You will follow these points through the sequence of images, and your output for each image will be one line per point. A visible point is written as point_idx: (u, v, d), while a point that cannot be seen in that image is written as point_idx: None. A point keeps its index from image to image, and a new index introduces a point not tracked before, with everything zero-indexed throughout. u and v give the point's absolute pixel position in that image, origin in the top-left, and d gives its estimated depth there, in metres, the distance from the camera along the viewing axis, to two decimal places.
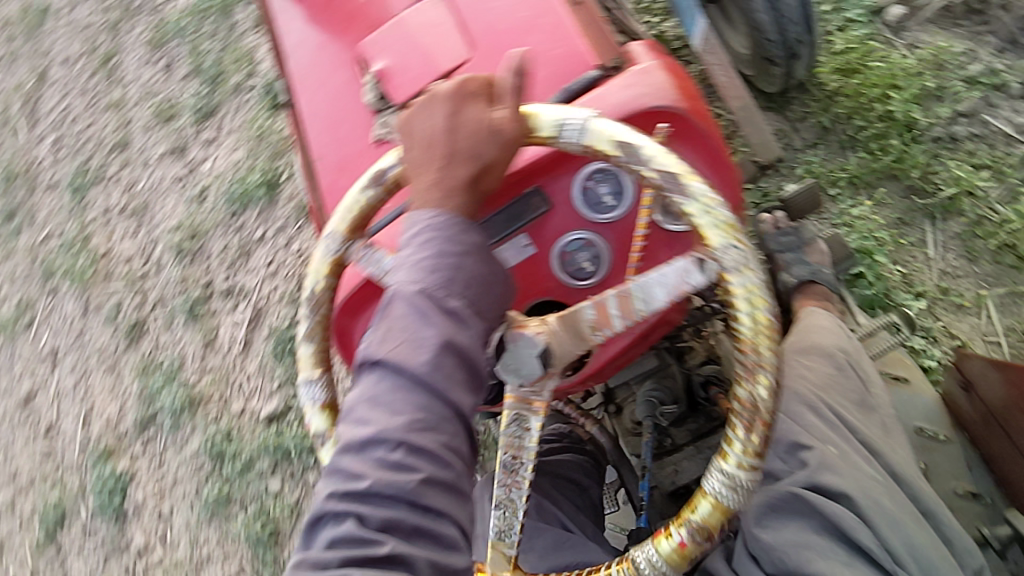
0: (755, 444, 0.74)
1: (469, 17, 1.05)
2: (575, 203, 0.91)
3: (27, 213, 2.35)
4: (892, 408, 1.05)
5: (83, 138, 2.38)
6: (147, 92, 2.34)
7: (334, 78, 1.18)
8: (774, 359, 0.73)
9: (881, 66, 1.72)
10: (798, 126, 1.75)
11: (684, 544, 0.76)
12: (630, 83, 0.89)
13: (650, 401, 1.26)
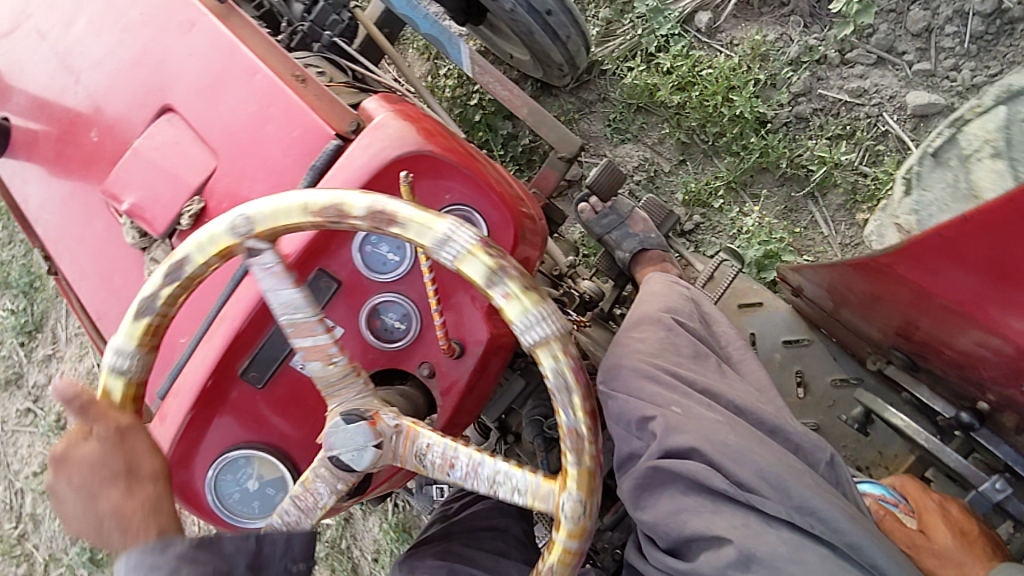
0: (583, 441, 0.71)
1: (203, 124, 1.01)
2: (364, 271, 0.91)
3: None
4: (738, 357, 1.19)
5: None
6: None
7: (88, 225, 1.10)
8: (567, 359, 0.70)
9: (711, 72, 1.73)
10: (660, 149, 1.81)
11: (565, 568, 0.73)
12: (371, 142, 0.90)
13: (536, 421, 1.24)
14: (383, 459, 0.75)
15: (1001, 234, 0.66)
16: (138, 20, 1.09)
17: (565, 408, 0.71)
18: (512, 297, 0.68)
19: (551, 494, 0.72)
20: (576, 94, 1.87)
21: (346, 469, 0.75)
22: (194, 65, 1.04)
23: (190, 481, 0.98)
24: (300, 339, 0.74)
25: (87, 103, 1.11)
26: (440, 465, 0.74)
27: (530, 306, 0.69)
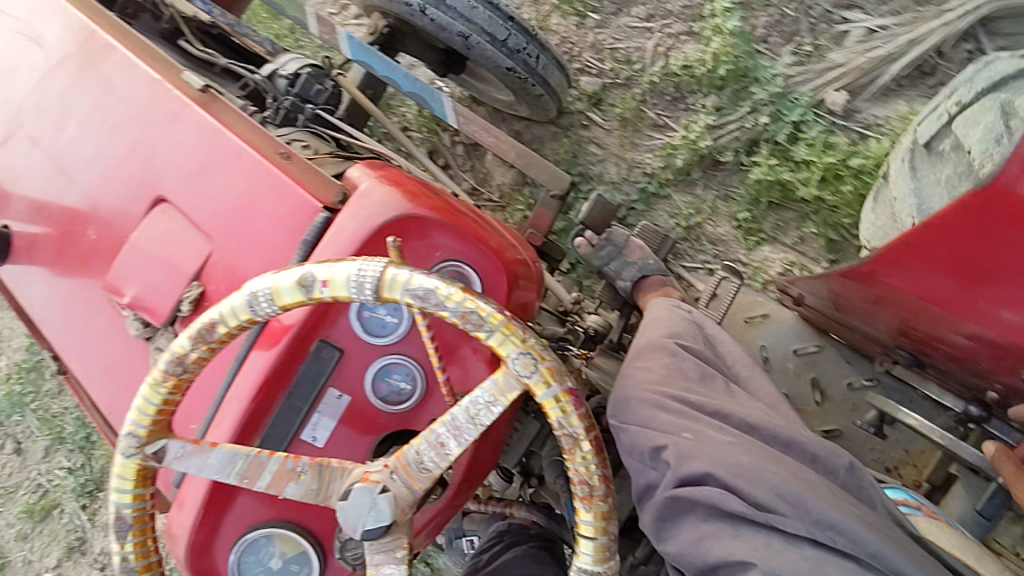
0: (578, 419, 0.76)
1: (193, 210, 1.04)
2: (363, 338, 0.91)
3: None
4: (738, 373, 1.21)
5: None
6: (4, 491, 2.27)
7: (92, 321, 1.12)
8: (528, 339, 0.76)
9: (863, 161, 1.64)
10: (801, 249, 1.74)
11: (605, 547, 0.77)
12: (358, 210, 0.92)
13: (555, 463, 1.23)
14: (403, 498, 0.78)
15: (953, 232, 0.73)
16: (124, 117, 1.13)
17: (444, 306, 0.75)
18: (324, 278, 0.76)
19: (504, 374, 0.76)
20: (691, 193, 1.82)
21: (385, 531, 0.77)
22: (181, 154, 1.08)
23: (213, 565, 0.98)
24: (260, 481, 0.81)
25: (83, 202, 1.15)
26: (436, 452, 0.79)
27: (345, 272, 0.76)
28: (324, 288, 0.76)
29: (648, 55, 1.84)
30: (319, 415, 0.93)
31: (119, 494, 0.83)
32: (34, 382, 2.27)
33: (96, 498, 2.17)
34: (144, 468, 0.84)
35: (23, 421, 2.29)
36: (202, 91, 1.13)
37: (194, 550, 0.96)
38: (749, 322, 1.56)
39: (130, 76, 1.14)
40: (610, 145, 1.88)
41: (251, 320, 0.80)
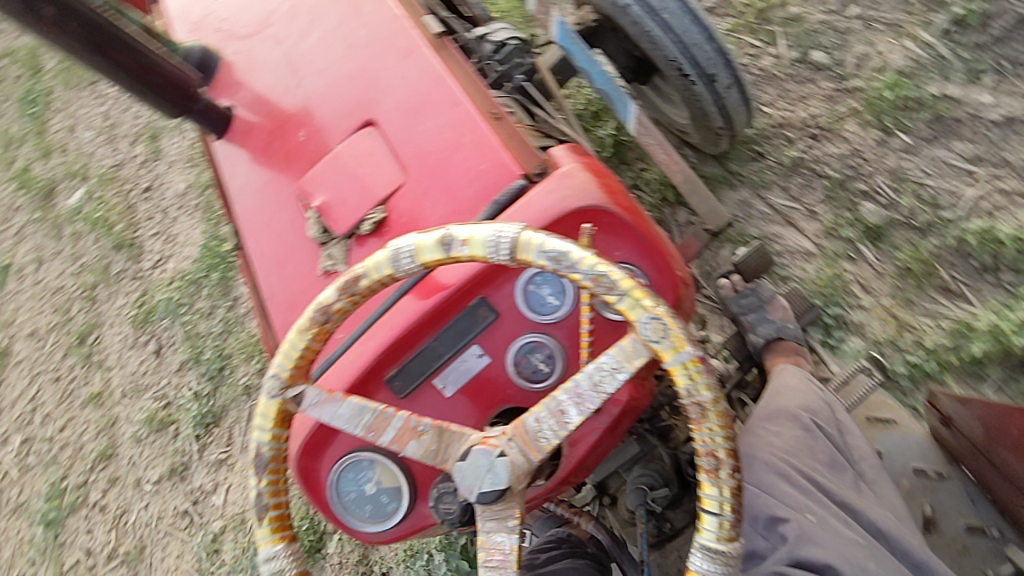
0: (706, 390, 0.72)
1: (399, 141, 1.10)
2: (520, 309, 0.93)
3: (61, 483, 2.40)
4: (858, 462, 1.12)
5: (99, 410, 2.44)
6: (136, 386, 2.40)
7: (277, 213, 1.22)
8: (661, 304, 0.73)
9: None
10: None
11: (732, 529, 0.72)
12: (554, 187, 0.93)
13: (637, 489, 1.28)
14: (519, 467, 0.79)
15: None
16: (363, 41, 1.23)
17: (577, 269, 0.74)
18: (464, 237, 0.76)
19: (634, 340, 0.74)
20: (978, 390, 1.49)
21: (499, 498, 0.78)
22: (404, 88, 1.15)
23: (318, 472, 1.03)
24: (385, 436, 0.84)
25: (302, 107, 1.26)
26: (556, 418, 0.78)
27: (481, 233, 0.76)
28: (462, 248, 0.77)
29: (964, 207, 1.59)
30: (455, 367, 0.95)
31: (261, 433, 0.86)
32: (190, 296, 2.41)
33: (209, 432, 2.26)
34: (283, 410, 0.86)
35: (170, 327, 2.43)
36: (438, 38, 1.20)
37: (305, 449, 1.01)
38: (870, 410, 1.48)
39: (379, 7, 1.24)
40: (881, 294, 1.61)
41: (392, 276, 0.81)
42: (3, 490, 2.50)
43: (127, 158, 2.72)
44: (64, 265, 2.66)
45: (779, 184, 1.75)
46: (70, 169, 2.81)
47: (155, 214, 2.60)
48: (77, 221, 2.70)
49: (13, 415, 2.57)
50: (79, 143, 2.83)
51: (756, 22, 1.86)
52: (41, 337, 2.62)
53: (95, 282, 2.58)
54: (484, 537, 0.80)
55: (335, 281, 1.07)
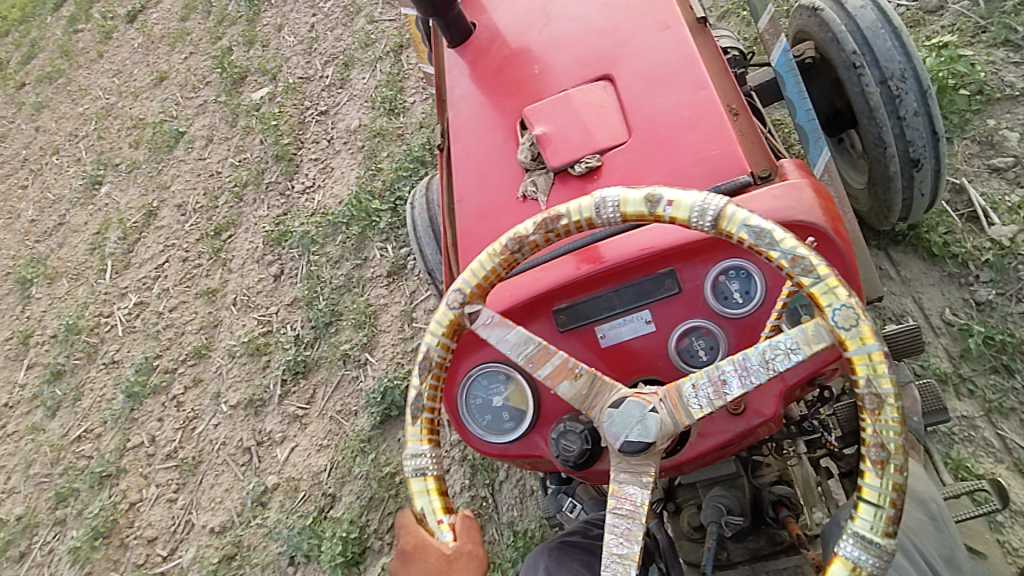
0: (893, 465, 0.69)
1: (631, 103, 1.15)
2: (706, 293, 0.95)
3: (152, 352, 2.52)
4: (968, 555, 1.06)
5: (207, 305, 2.55)
6: (245, 303, 2.48)
7: (490, 132, 1.29)
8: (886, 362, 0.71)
9: None
10: None
11: None
12: (782, 196, 0.94)
13: (716, 507, 1.26)
14: (667, 427, 0.81)
15: None
16: (624, 4, 1.29)
17: (775, 248, 0.76)
18: (671, 199, 0.79)
19: (819, 326, 0.75)
20: None
21: (640, 451, 0.80)
22: (651, 57, 1.18)
23: (456, 372, 1.11)
24: (542, 369, 0.87)
25: (542, 44, 1.33)
26: (713, 383, 0.79)
27: (690, 197, 0.79)
28: (670, 208, 0.80)
29: None
30: (620, 324, 0.99)
31: (433, 339, 0.92)
32: (326, 236, 2.46)
33: (296, 380, 2.24)
34: (456, 322, 0.91)
35: (296, 258, 2.48)
36: (698, 22, 1.23)
37: (461, 344, 1.09)
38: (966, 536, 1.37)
39: None
40: None
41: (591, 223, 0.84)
42: (103, 341, 2.67)
43: (317, 75, 2.88)
44: (228, 153, 2.89)
45: (1021, 411, 1.56)
46: (264, 68, 3.01)
47: (321, 139, 2.73)
48: (252, 116, 2.92)
49: (138, 274, 2.78)
50: (280, 44, 3.07)
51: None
52: (188, 215, 2.82)
53: (247, 181, 2.75)
54: (615, 489, 0.82)
55: (530, 207, 1.14)
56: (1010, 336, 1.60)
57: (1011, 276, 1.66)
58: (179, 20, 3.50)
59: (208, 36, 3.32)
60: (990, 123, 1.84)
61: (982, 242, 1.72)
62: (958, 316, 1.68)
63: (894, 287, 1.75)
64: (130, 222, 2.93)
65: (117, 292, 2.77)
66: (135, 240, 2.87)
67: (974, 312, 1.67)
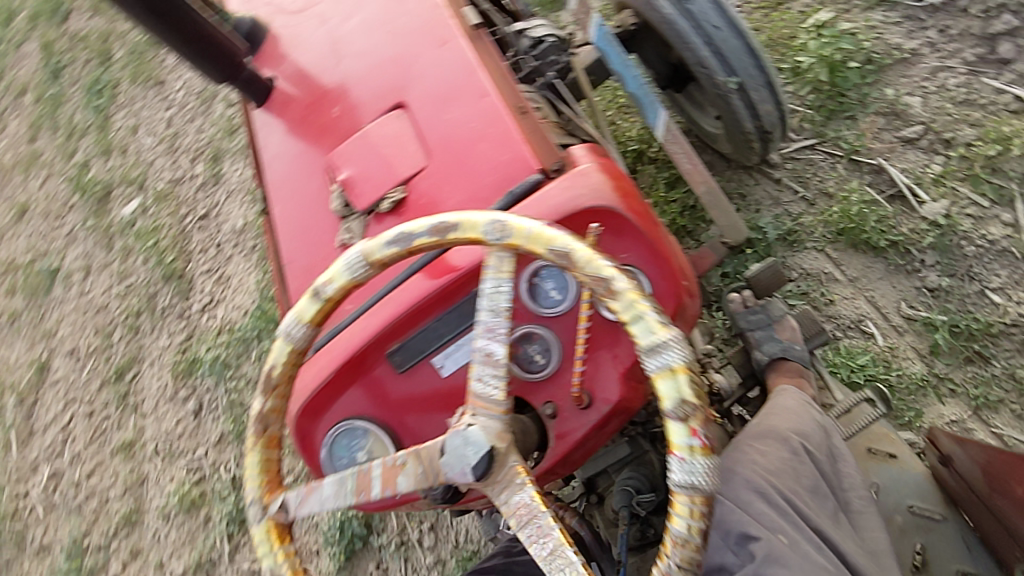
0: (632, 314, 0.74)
1: (427, 127, 1.14)
2: (522, 299, 0.95)
3: (86, 526, 2.40)
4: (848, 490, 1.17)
5: (129, 462, 2.41)
6: (167, 453, 2.37)
7: (305, 183, 1.26)
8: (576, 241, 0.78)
9: None
10: None
11: (693, 458, 0.71)
12: (570, 186, 0.95)
13: (626, 491, 1.27)
14: (490, 433, 0.82)
15: None
16: (406, 26, 1.27)
17: (418, 236, 0.84)
18: (327, 277, 0.87)
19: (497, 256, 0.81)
20: None
21: (490, 462, 0.80)
22: (437, 76, 1.18)
23: (312, 438, 1.06)
24: (373, 490, 0.86)
25: (340, 82, 1.29)
26: (484, 358, 0.83)
27: (337, 265, 0.87)
28: (328, 288, 0.87)
29: None
30: (454, 349, 1.00)
31: (272, 562, 0.89)
32: (238, 356, 2.37)
33: (244, 531, 2.21)
34: (278, 527, 0.91)
35: (212, 387, 2.38)
36: (473, 28, 1.24)
37: (303, 414, 1.04)
38: (871, 442, 1.51)
39: None
40: None
41: (298, 354, 0.89)
42: (27, 526, 2.48)
43: (187, 175, 2.74)
44: (111, 281, 2.69)
45: (1007, 403, 1.56)
46: (127, 177, 2.85)
47: (208, 246, 2.61)
48: (128, 235, 2.75)
49: (43, 447, 2.56)
50: (139, 147, 2.89)
51: (985, 174, 1.67)
52: (81, 361, 2.62)
53: (140, 309, 2.60)
54: (510, 513, 0.81)
55: None
56: (975, 322, 1.60)
57: (958, 255, 1.65)
58: (28, 141, 3.20)
59: (60, 153, 3.06)
60: (889, 92, 1.79)
61: (918, 223, 1.69)
62: (916, 308, 1.66)
63: (844, 291, 1.71)
64: (23, 382, 2.69)
65: (26, 467, 2.56)
66: (32, 403, 2.64)
67: (930, 299, 1.65)
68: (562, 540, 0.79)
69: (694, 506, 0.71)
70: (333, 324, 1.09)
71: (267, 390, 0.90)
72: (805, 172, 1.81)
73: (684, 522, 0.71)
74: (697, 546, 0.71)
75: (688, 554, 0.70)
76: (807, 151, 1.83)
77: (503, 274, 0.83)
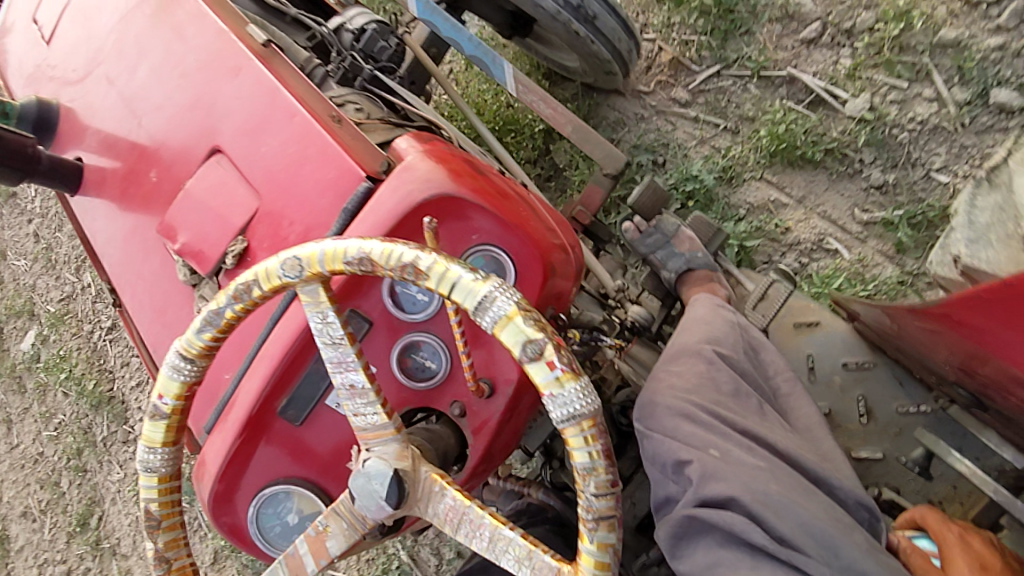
0: (456, 292, 0.68)
1: (246, 164, 1.06)
2: (391, 311, 0.92)
3: None
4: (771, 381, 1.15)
5: None
6: None
7: (146, 260, 1.17)
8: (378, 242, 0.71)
9: None
10: None
11: (569, 408, 0.67)
12: (400, 184, 0.91)
13: None
14: (387, 458, 0.77)
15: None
16: (195, 65, 1.18)
17: (226, 309, 0.75)
18: (157, 394, 0.79)
19: (308, 292, 0.74)
20: None
21: (400, 485, 0.76)
22: (240, 108, 1.10)
23: (237, 521, 1.00)
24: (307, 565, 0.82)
25: (149, 145, 1.19)
26: (347, 391, 0.76)
27: (161, 378, 0.79)
28: (166, 403, 0.79)
29: None
30: None
31: None
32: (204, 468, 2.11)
33: None
34: None
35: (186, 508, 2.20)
36: (264, 46, 1.16)
37: (217, 498, 0.98)
38: (797, 317, 1.45)
39: (201, 27, 1.20)
40: None
41: (166, 478, 0.81)
42: None
43: (76, 288, 2.48)
44: (38, 426, 2.48)
45: None
46: (12, 309, 2.59)
47: (129, 358, 2.37)
48: (38, 372, 2.51)
49: None
50: (15, 272, 2.63)
51: (895, 55, 1.62)
52: (40, 520, 2.44)
53: (79, 448, 2.39)
54: (443, 521, 0.78)
55: None
56: (931, 209, 1.58)
57: (894, 146, 1.62)
58: None
59: None
60: None
61: (846, 125, 1.66)
62: (870, 211, 1.65)
63: (797, 215, 1.70)
64: None
65: None
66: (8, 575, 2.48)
67: (880, 197, 1.64)
68: (495, 524, 0.75)
69: (586, 433, 0.68)
70: (216, 399, 1.02)
71: (152, 527, 0.81)
72: (719, 102, 1.78)
73: (585, 451, 0.68)
74: (606, 468, 0.69)
75: (601, 479, 0.69)
76: (715, 79, 1.78)
77: (324, 304, 0.75)
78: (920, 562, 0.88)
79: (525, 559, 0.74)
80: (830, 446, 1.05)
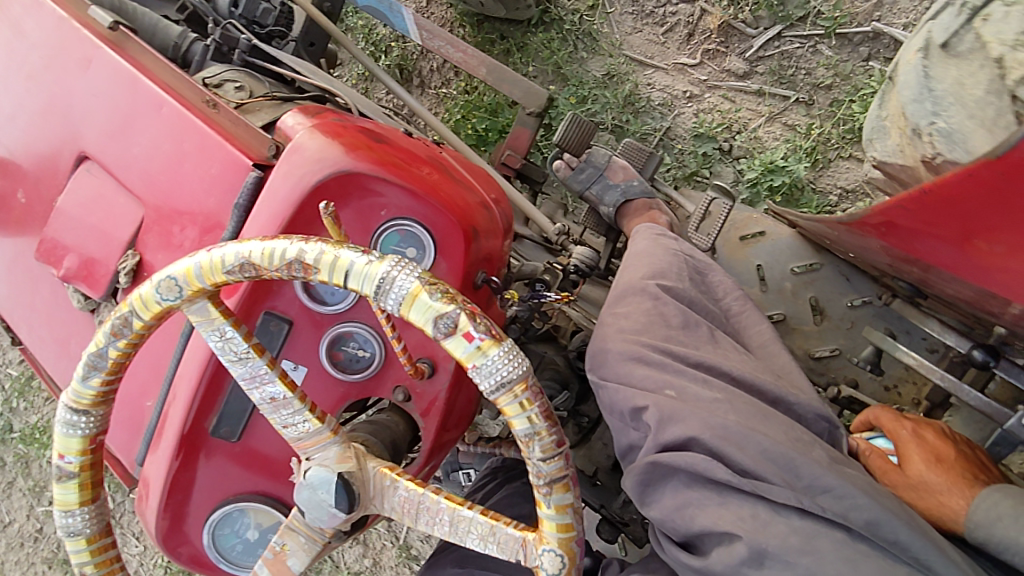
0: (356, 280, 0.60)
1: (121, 169, 0.95)
2: (310, 307, 0.86)
3: None
4: (723, 302, 1.12)
5: None
6: None
7: (36, 291, 1.06)
8: (258, 242, 0.62)
9: None
10: None
11: (492, 371, 0.60)
12: (291, 168, 0.82)
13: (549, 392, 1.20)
14: (328, 462, 0.70)
15: (957, 203, 0.68)
16: (39, 63, 1.04)
17: (109, 347, 0.68)
18: (57, 453, 0.71)
19: (194, 312, 0.66)
20: None
21: (347, 489, 0.69)
22: (98, 105, 0.98)
23: (196, 548, 0.93)
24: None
25: (10, 161, 1.06)
26: (269, 405, 0.69)
27: (57, 439, 0.71)
28: (70, 462, 0.71)
29: None
30: None
31: None
32: None
33: None
34: None
35: None
36: (114, 31, 1.03)
37: (166, 530, 0.90)
38: (741, 228, 1.44)
39: (37, 16, 1.05)
40: None
41: (96, 535, 0.72)
42: None
43: None
44: (30, 501, 2.20)
45: None
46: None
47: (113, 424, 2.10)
48: (15, 442, 2.25)
49: None
50: None
51: None
52: None
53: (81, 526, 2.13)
54: (401, 514, 0.72)
55: None
56: None
57: None
58: None
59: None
60: None
61: None
62: None
63: None
64: None
65: None
66: None
67: None
68: (453, 505, 0.70)
69: (520, 398, 0.61)
70: (143, 428, 0.93)
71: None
72: (784, 70, 1.68)
73: (523, 419, 0.62)
74: (549, 430, 0.63)
75: (544, 442, 0.63)
76: (777, 43, 1.67)
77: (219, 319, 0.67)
78: (880, 462, 0.91)
79: (490, 536, 0.68)
80: (786, 360, 1.05)
